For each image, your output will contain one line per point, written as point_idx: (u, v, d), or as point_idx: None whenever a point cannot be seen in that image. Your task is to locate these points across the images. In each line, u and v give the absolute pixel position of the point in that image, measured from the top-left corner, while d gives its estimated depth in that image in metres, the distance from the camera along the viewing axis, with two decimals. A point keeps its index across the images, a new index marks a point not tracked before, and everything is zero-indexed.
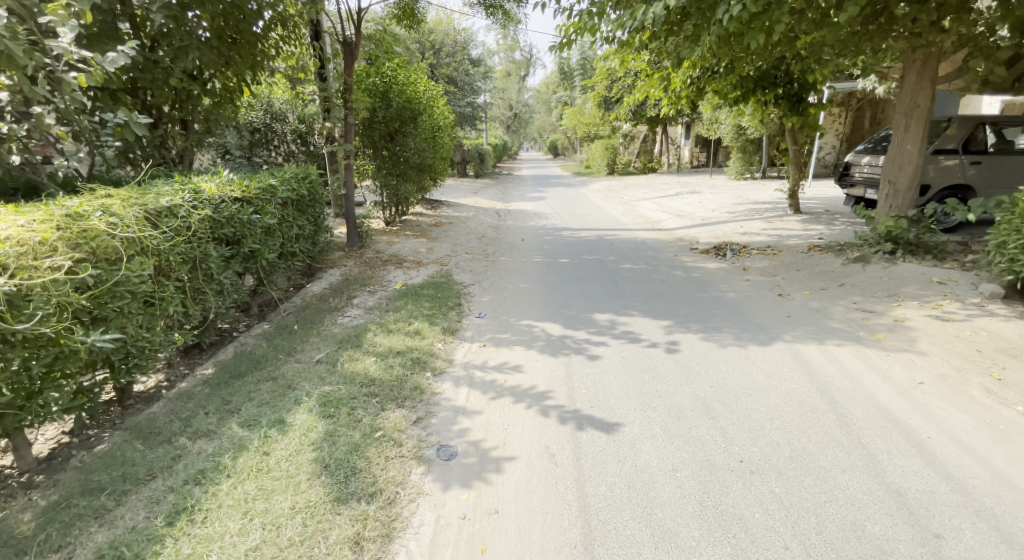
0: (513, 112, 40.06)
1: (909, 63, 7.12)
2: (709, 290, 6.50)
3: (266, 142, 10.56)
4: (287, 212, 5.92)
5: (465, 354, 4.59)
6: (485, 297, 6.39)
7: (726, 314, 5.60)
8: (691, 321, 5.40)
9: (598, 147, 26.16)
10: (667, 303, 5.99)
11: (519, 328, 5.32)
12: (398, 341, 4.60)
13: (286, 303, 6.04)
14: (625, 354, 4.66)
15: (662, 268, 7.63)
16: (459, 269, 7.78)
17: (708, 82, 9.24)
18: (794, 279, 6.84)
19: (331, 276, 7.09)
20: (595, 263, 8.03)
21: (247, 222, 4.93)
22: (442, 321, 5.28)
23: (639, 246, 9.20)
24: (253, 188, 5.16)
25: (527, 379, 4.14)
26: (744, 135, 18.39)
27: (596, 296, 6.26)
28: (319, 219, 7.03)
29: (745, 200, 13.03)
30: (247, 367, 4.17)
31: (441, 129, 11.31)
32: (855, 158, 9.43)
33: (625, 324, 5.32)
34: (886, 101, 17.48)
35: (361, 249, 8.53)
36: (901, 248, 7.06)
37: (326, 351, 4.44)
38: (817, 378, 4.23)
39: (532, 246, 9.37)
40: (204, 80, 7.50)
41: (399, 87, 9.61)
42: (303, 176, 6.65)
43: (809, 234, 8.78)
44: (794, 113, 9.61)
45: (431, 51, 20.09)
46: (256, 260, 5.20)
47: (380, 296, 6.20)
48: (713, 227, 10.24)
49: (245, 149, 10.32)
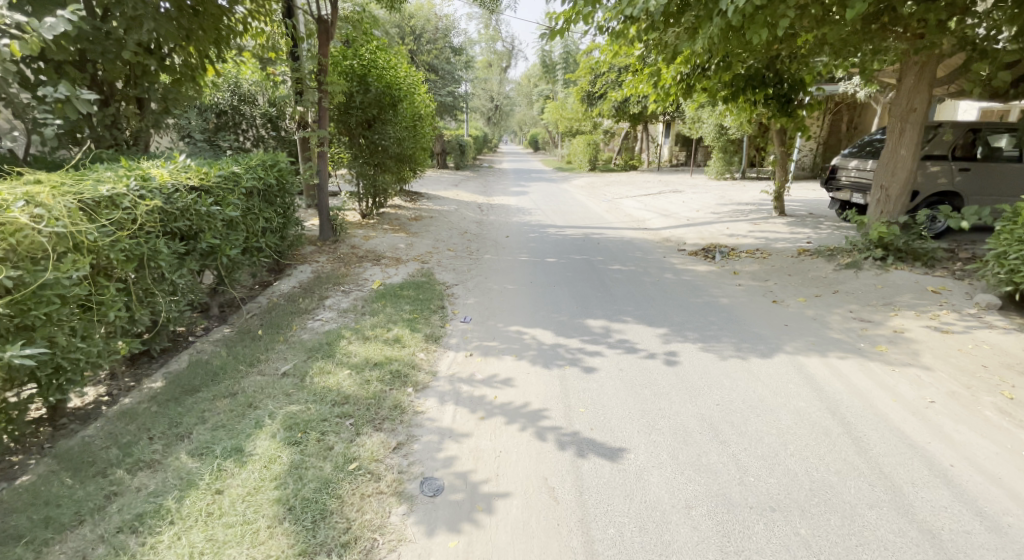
0: (493, 104, 39.49)
1: (909, 66, 6.91)
2: (703, 295, 6.21)
3: (234, 126, 9.93)
4: (253, 203, 5.42)
5: (449, 365, 4.18)
6: (469, 299, 5.99)
7: (723, 322, 5.30)
8: (688, 330, 5.09)
9: (580, 142, 25.88)
10: (662, 309, 5.67)
11: (506, 335, 4.93)
12: (376, 351, 4.16)
13: (252, 303, 5.53)
14: (622, 367, 4.31)
15: (651, 270, 7.33)
16: (440, 267, 7.35)
17: (699, 80, 8.97)
18: (787, 284, 6.60)
19: (303, 273, 6.59)
20: (582, 263, 7.68)
21: (206, 214, 4.41)
22: (423, 327, 4.85)
23: (626, 245, 8.90)
24: (213, 176, 4.64)
25: (519, 395, 3.76)
26: (726, 134, 18.31)
27: (586, 301, 5.91)
28: (289, 211, 6.53)
29: (729, 200, 12.86)
30: (202, 380, 3.70)
31: (422, 118, 10.82)
32: (842, 161, 9.28)
33: (620, 332, 4.97)
34: (864, 106, 17.57)
35: (336, 243, 8.02)
36: (895, 254, 6.88)
37: (294, 361, 3.98)
38: (826, 395, 3.92)
39: (516, 244, 8.98)
40: (162, 55, 6.90)
41: (378, 71, 9.08)
42: (272, 164, 6.11)
43: (798, 237, 8.59)
44: (783, 114, 9.46)
45: (412, 36, 19.45)
46: (216, 257, 4.69)
47: (357, 297, 5.73)
48: (700, 228, 10.01)
49: (211, 132, 9.68)
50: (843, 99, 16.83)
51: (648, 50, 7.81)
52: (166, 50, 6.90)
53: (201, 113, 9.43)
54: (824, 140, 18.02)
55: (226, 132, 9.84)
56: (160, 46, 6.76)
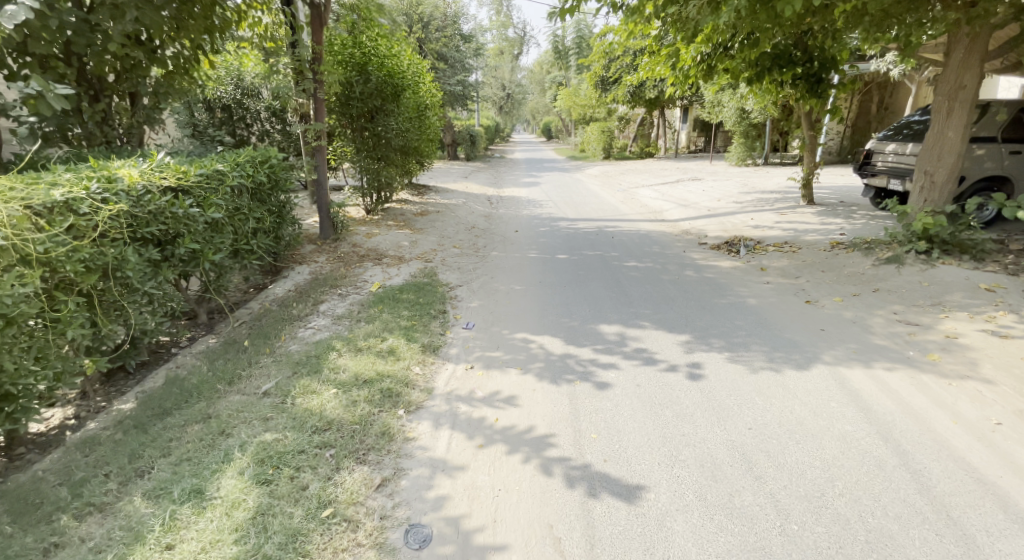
0: (505, 93, 38.80)
1: (960, 40, 6.35)
2: (727, 295, 5.72)
3: (236, 120, 9.63)
4: (241, 202, 5.13)
5: (448, 381, 3.79)
6: (473, 302, 5.60)
7: (752, 327, 4.82)
8: (713, 336, 4.63)
9: (594, 130, 25.21)
10: (683, 312, 5.21)
11: (512, 344, 4.53)
12: (366, 366, 3.80)
13: (242, 310, 5.22)
14: (640, 382, 3.86)
15: (670, 267, 6.85)
16: (444, 266, 6.96)
17: (721, 60, 8.41)
18: (820, 281, 6.08)
19: (299, 276, 6.32)
20: (596, 260, 7.24)
21: (185, 216, 4.09)
22: (421, 336, 4.49)
23: (643, 239, 8.42)
24: (194, 176, 4.31)
25: (523, 417, 3.34)
26: (747, 119, 17.60)
27: (600, 303, 5.47)
28: (282, 210, 6.31)
29: (752, 189, 12.28)
30: (175, 401, 3.34)
31: (427, 108, 10.46)
32: (878, 146, 8.66)
33: (637, 340, 4.53)
34: (894, 85, 16.69)
35: (336, 242, 7.70)
36: (939, 247, 6.31)
37: (276, 379, 3.62)
38: (875, 417, 3.45)
39: (526, 239, 8.56)
40: (153, 47, 6.60)
41: (379, 60, 8.69)
42: (262, 161, 5.80)
43: (829, 229, 8.02)
44: (812, 95, 8.96)
45: (419, 24, 18.94)
46: (197, 263, 4.36)
47: (353, 302, 5.41)
48: (722, 219, 9.47)
49: (212, 127, 9.40)
50: (871, 80, 16.00)
51: (667, 28, 7.31)
52: (157, 41, 6.58)
53: (201, 107, 9.16)
54: (851, 123, 17.19)
55: (228, 127, 9.56)
56: (151, 37, 6.46)
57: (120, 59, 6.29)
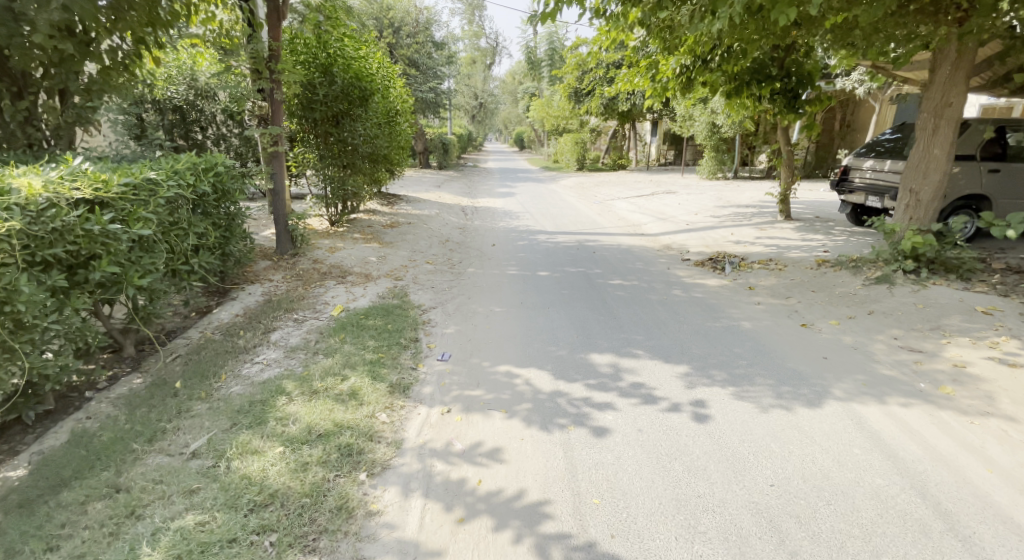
0: (477, 102, 38.29)
1: (948, 55, 6.10)
2: (720, 318, 5.33)
3: (189, 122, 8.95)
4: (179, 215, 4.74)
5: (421, 430, 3.34)
6: (449, 327, 5.09)
7: (752, 356, 4.42)
8: (712, 367, 4.20)
9: (567, 140, 24.96)
10: (676, 337, 4.80)
11: (492, 380, 4.03)
12: (322, 416, 3.35)
13: (176, 341, 4.76)
14: (641, 427, 3.39)
15: (656, 286, 6.46)
16: (416, 285, 6.43)
17: (701, 73, 8.09)
18: (812, 302, 5.66)
19: (249, 298, 5.81)
20: (579, 277, 6.83)
21: (103, 234, 3.73)
22: (389, 374, 3.98)
23: (624, 254, 8.06)
24: (116, 186, 3.93)
25: (511, 478, 2.91)
26: (718, 133, 17.60)
27: (587, 328, 5.02)
28: (232, 224, 5.78)
29: (728, 203, 12.10)
30: (76, 468, 2.96)
31: (397, 114, 9.94)
32: (856, 162, 8.43)
33: (632, 374, 4.07)
34: (857, 101, 16.86)
35: (295, 257, 7.09)
36: (927, 266, 6.04)
37: (208, 435, 3.22)
38: (904, 466, 3.07)
39: (503, 254, 8.09)
40: (87, 40, 5.81)
41: (345, 61, 8.11)
42: (206, 168, 5.30)
43: (812, 245, 7.75)
44: (789, 110, 8.65)
45: (390, 29, 18.41)
46: (118, 288, 3.95)
47: (310, 329, 4.91)
48: (702, 234, 9.21)
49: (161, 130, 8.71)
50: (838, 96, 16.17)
51: (651, 35, 6.97)
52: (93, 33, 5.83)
53: (151, 108, 8.50)
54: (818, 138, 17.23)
55: (180, 131, 8.87)
56: (86, 28, 5.73)
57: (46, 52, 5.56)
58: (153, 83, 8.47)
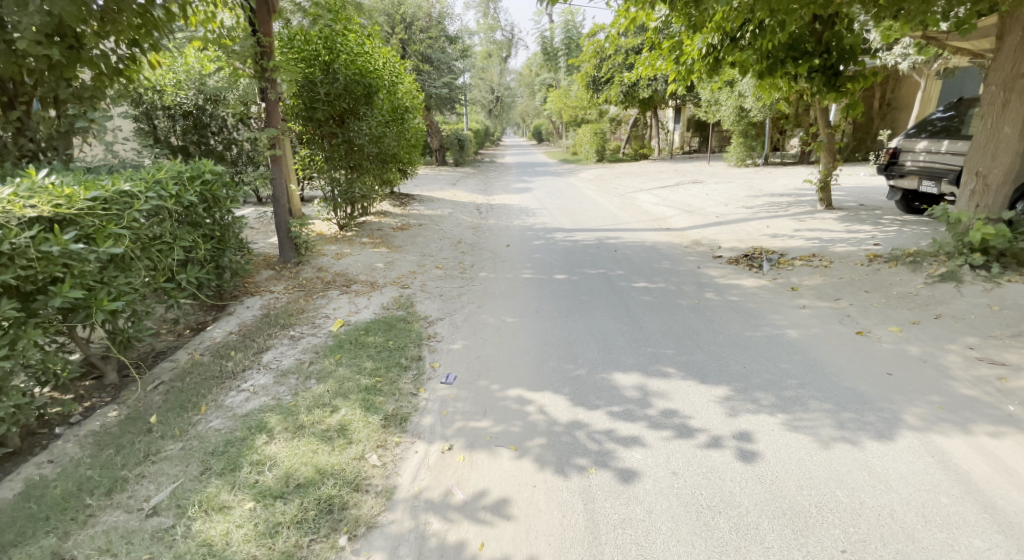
0: (494, 96, 37.65)
1: (1020, 19, 5.34)
2: (760, 326, 4.73)
3: (200, 128, 8.69)
4: (163, 228, 4.39)
5: (418, 475, 2.87)
6: (455, 342, 4.61)
7: (802, 373, 3.83)
8: (757, 388, 3.63)
9: (586, 132, 24.20)
10: (712, 351, 4.23)
11: (501, 408, 3.53)
12: (303, 459, 2.90)
13: (162, 365, 4.37)
14: (677, 469, 2.86)
15: (687, 288, 5.87)
16: (424, 293, 5.98)
17: (730, 53, 7.49)
18: (866, 304, 5.03)
19: (245, 312, 5.42)
20: (600, 280, 6.28)
21: (64, 255, 3.41)
22: (385, 403, 3.53)
23: (649, 252, 7.47)
24: (81, 201, 3.60)
25: (520, 543, 2.45)
26: (746, 118, 16.72)
27: (609, 341, 4.48)
28: (226, 234, 5.41)
29: (760, 192, 11.36)
30: (19, 530, 2.57)
31: (407, 111, 9.50)
32: (906, 143, 7.66)
33: (664, 399, 3.52)
34: (895, 77, 15.77)
35: (298, 266, 6.70)
36: (998, 261, 5.32)
37: (173, 486, 2.79)
38: (1005, 523, 2.51)
39: (519, 255, 7.58)
40: (72, 43, 5.36)
41: (347, 56, 7.68)
42: (192, 176, 4.92)
43: (859, 237, 7.03)
44: (829, 89, 7.84)
45: (402, 25, 17.94)
46: (87, 313, 3.63)
47: (305, 348, 4.49)
48: (734, 227, 8.55)
49: (176, 136, 8.56)
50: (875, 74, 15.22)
51: (675, 10, 6.37)
52: (82, 35, 5.34)
53: (157, 113, 8.25)
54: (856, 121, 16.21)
55: (193, 136, 8.66)
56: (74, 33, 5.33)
57: (32, 59, 5.18)
58: (161, 89, 8.18)
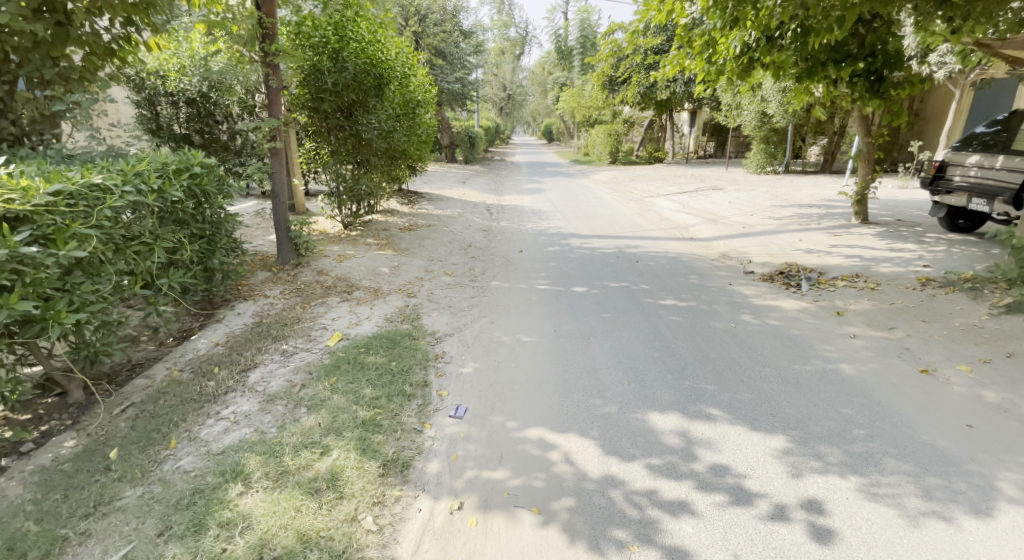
0: (506, 94, 37.19)
1: None
2: (809, 357, 4.19)
3: (205, 116, 8.22)
4: (142, 225, 3.91)
5: (422, 547, 2.43)
6: (466, 365, 4.09)
7: (869, 421, 3.30)
8: (820, 440, 3.10)
9: (600, 133, 23.57)
10: (759, 387, 3.70)
11: (520, 455, 3.02)
12: (283, 521, 2.46)
13: (135, 382, 3.86)
14: (735, 550, 2.39)
15: (720, 308, 5.33)
16: (431, 303, 5.46)
17: (767, 54, 6.76)
18: (927, 336, 4.48)
19: (235, 320, 4.92)
20: (624, 295, 5.74)
21: (14, 259, 2.95)
22: (385, 444, 3.03)
23: (674, 265, 6.93)
24: (40, 195, 3.14)
25: None
26: (769, 123, 16.11)
27: (639, 371, 3.95)
28: (216, 234, 4.92)
29: (787, 202, 10.78)
30: None
31: (419, 105, 8.99)
32: (956, 157, 7.09)
33: (712, 450, 3.01)
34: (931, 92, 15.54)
35: (296, 268, 6.20)
36: None
37: (122, 553, 2.39)
38: None
39: (533, 263, 7.06)
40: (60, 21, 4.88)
41: (356, 45, 7.19)
42: (179, 169, 4.42)
43: (905, 256, 6.46)
44: (872, 96, 7.20)
45: (416, 18, 17.48)
46: (42, 327, 3.17)
47: (298, 368, 3.98)
48: (763, 239, 8.01)
49: (179, 124, 8.19)
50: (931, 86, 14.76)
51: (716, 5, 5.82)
52: (72, 12, 4.89)
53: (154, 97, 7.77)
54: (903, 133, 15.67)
55: (196, 124, 8.21)
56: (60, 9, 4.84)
57: (17, 37, 4.62)
58: (163, 74, 7.86)
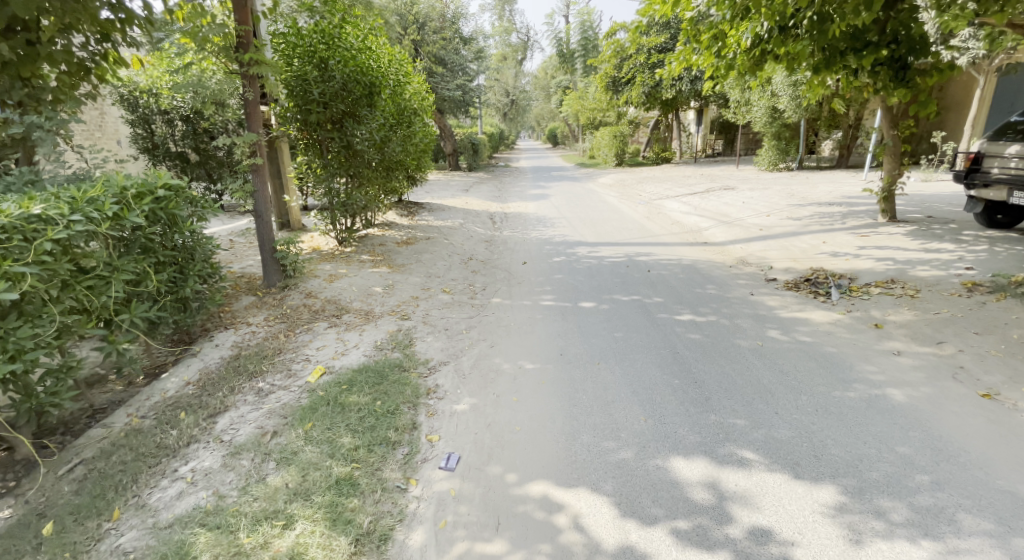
0: (510, 99, 36.81)
1: None
2: (850, 382, 3.67)
3: (200, 133, 8.15)
4: (95, 256, 3.48)
5: None
6: (461, 401, 3.62)
7: (932, 463, 2.80)
8: (876, 491, 2.62)
9: (605, 135, 23.05)
10: (797, 421, 3.20)
11: (520, 519, 2.57)
12: None
13: (90, 431, 3.42)
14: None
15: (743, 323, 4.82)
16: (426, 326, 5.00)
17: (783, 44, 6.25)
18: (983, 351, 3.96)
19: (211, 353, 4.49)
20: (637, 311, 5.25)
21: None
22: (362, 511, 2.59)
23: (690, 273, 6.42)
24: None
25: None
26: (780, 119, 15.53)
27: (658, 404, 3.46)
28: (188, 260, 4.50)
29: (805, 201, 10.22)
30: None
31: (416, 113, 8.57)
32: (993, 148, 6.53)
33: (749, 509, 2.54)
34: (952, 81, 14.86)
35: (283, 291, 5.78)
36: None
37: None
38: None
39: (538, 276, 6.59)
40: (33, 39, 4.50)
41: (344, 53, 6.77)
42: (141, 193, 4.01)
43: (943, 258, 5.92)
44: (896, 84, 6.65)
45: (414, 25, 17.10)
46: None
47: (272, 410, 3.53)
48: (783, 242, 7.48)
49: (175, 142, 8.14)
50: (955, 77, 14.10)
51: None
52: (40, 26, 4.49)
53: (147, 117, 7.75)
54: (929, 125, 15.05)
55: (193, 141, 8.19)
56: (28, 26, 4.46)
57: None
58: (156, 93, 7.72)
